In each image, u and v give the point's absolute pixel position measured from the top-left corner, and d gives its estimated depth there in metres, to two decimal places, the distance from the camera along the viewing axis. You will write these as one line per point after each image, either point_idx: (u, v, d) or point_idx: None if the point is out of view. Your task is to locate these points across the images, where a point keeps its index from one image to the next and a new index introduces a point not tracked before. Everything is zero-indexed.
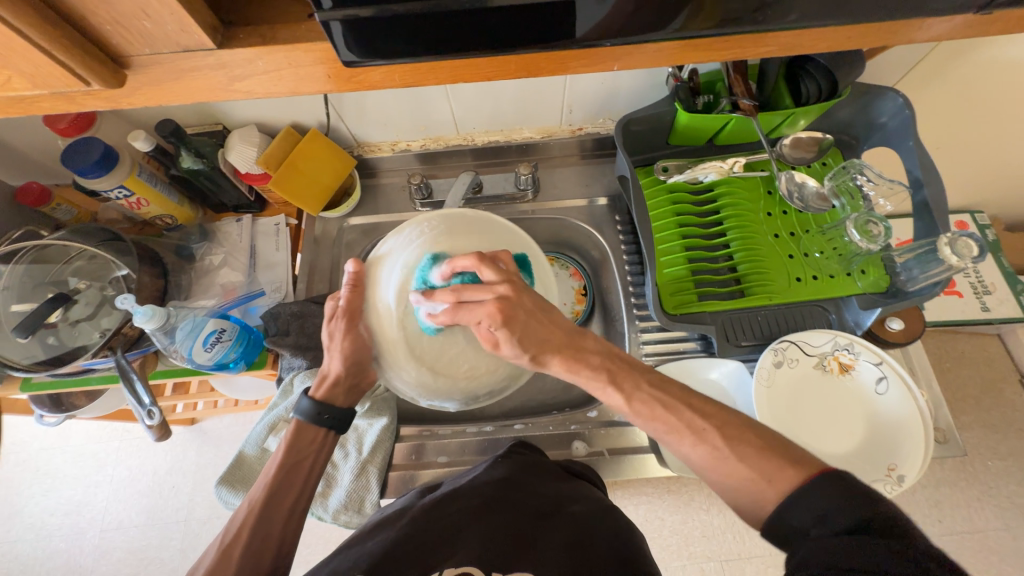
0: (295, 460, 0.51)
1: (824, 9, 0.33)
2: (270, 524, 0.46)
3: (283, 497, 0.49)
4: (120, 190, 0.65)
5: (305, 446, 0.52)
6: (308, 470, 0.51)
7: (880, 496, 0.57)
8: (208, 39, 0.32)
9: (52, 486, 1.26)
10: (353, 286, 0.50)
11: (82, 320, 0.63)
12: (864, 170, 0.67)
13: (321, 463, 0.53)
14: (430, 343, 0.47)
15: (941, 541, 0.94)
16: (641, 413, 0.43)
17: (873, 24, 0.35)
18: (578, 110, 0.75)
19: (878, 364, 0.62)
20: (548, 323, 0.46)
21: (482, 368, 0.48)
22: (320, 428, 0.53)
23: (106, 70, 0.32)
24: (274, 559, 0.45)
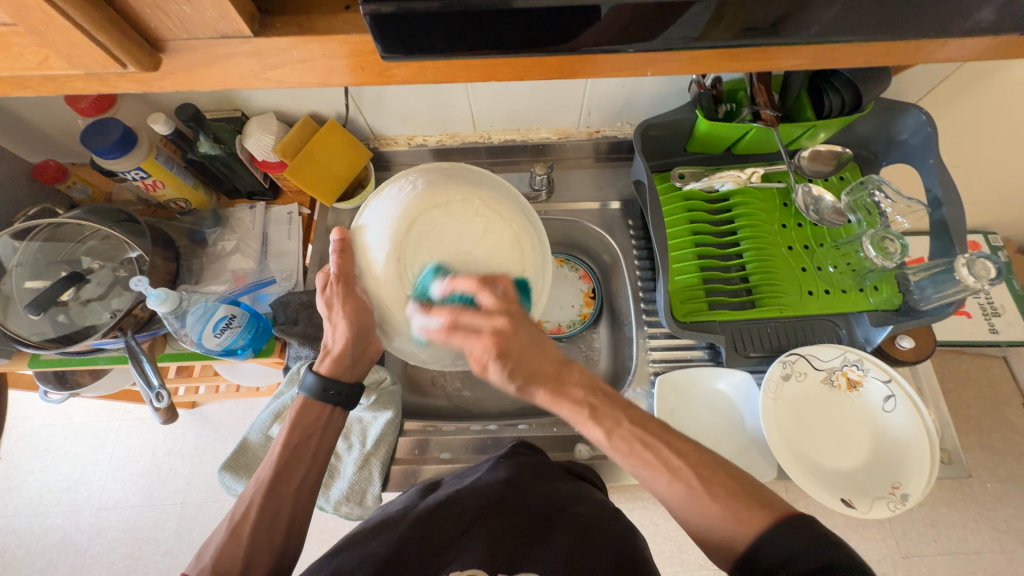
0: (302, 437, 0.51)
1: (864, 24, 0.33)
2: (280, 501, 0.47)
3: (292, 472, 0.49)
4: (137, 171, 0.66)
5: (312, 422, 0.52)
6: (314, 448, 0.52)
7: (883, 514, 0.57)
8: (244, 26, 0.32)
9: (52, 462, 1.27)
10: (340, 253, 0.49)
11: (93, 300, 0.64)
12: (883, 186, 0.67)
13: (328, 439, 0.53)
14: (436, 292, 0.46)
15: (937, 561, 0.94)
16: (622, 451, 0.44)
17: (912, 41, 0.35)
18: (596, 113, 0.75)
19: (886, 382, 0.62)
20: (541, 356, 0.46)
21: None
22: (326, 403, 0.53)
23: (141, 53, 0.32)
24: (285, 537, 0.46)
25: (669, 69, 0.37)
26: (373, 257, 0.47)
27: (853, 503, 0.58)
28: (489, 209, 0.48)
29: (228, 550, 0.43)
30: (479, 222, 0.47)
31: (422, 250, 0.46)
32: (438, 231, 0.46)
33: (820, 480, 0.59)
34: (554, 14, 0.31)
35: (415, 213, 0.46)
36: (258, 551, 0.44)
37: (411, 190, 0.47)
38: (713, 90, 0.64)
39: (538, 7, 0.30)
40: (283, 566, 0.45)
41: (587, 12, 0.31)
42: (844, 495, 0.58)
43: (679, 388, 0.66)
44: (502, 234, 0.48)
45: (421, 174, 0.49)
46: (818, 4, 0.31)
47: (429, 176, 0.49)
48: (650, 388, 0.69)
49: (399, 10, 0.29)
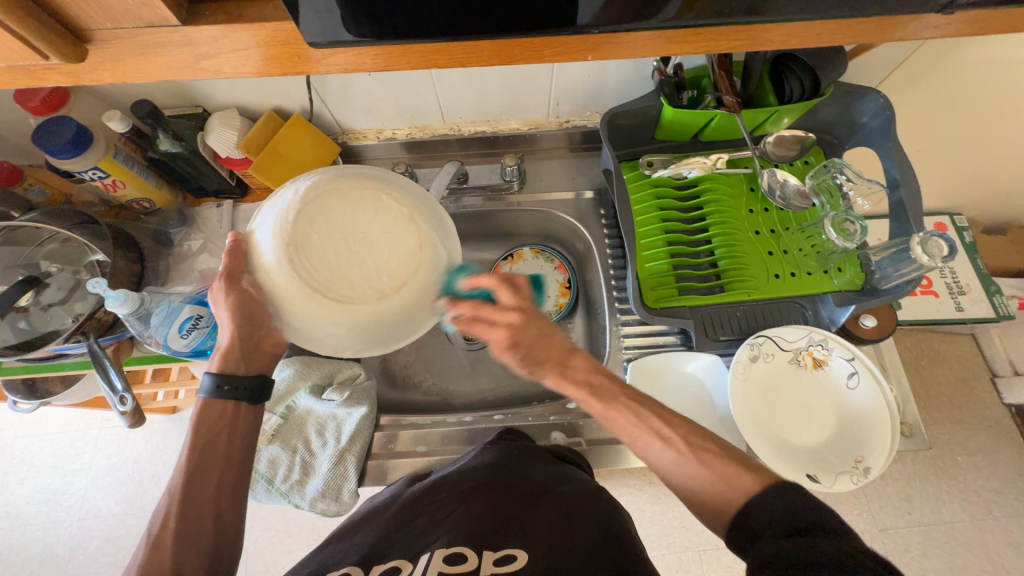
0: (208, 440, 0.50)
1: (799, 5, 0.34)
2: (197, 506, 0.47)
3: (205, 477, 0.48)
4: (95, 171, 0.64)
5: (216, 421, 0.51)
6: (224, 447, 0.50)
7: (847, 487, 0.59)
8: (171, 14, 0.31)
9: (29, 473, 1.24)
10: (233, 252, 0.48)
11: (54, 304, 0.62)
12: (844, 169, 0.68)
13: (239, 433, 0.51)
14: (338, 277, 0.43)
15: (910, 532, 0.97)
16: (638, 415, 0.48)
17: (856, 19, 0.35)
18: (565, 103, 0.75)
19: (850, 360, 0.63)
20: (547, 344, 0.50)
21: (391, 291, 0.44)
22: (227, 401, 0.51)
23: (65, 44, 0.31)
24: (214, 540, 0.47)
25: (635, 53, 0.37)
26: (256, 249, 0.45)
27: (818, 478, 0.59)
28: (375, 189, 0.46)
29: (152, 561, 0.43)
30: (373, 205, 0.45)
31: (315, 235, 0.43)
32: (332, 214, 0.44)
33: (787, 457, 0.60)
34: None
35: (301, 200, 0.44)
36: (186, 558, 0.44)
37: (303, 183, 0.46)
38: (674, 76, 0.65)
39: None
40: (216, 568, 0.46)
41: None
42: (809, 471, 0.59)
43: (653, 373, 0.66)
44: (395, 212, 0.46)
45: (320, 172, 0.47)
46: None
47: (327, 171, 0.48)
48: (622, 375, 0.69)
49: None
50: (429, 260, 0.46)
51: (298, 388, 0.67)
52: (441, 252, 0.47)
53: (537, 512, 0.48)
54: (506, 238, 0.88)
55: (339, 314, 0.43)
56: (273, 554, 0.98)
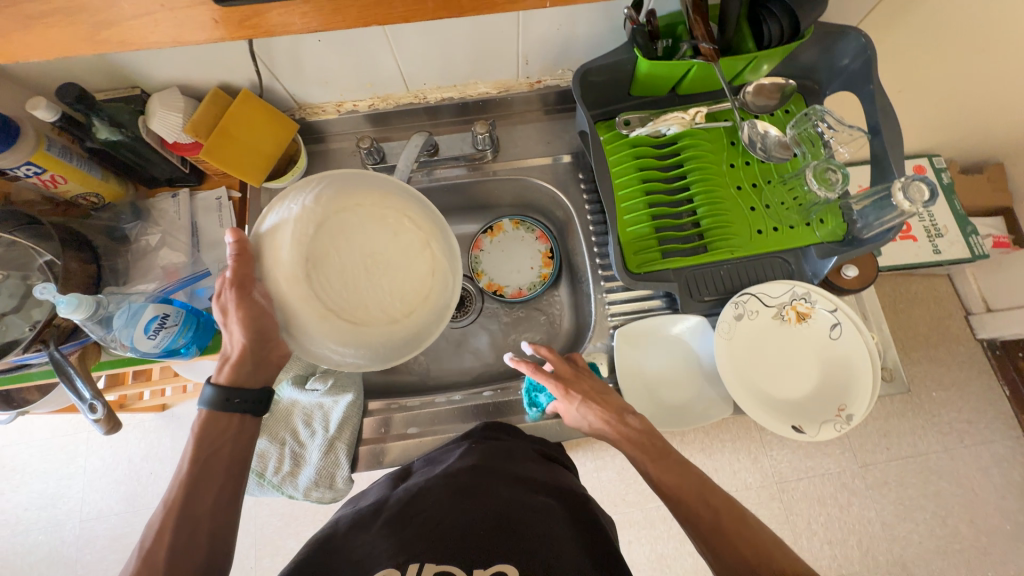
0: (210, 452, 0.48)
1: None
2: (192, 523, 0.45)
3: (205, 493, 0.46)
4: (28, 167, 0.59)
5: (219, 434, 0.49)
6: (226, 460, 0.48)
7: (830, 435, 0.60)
8: None
9: (22, 481, 1.23)
10: (237, 256, 0.48)
11: (7, 313, 0.58)
12: (825, 116, 0.66)
13: (242, 448, 0.50)
14: (352, 300, 0.49)
15: (888, 466, 1.02)
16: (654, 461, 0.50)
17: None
18: (535, 61, 0.70)
19: (833, 311, 0.64)
20: (603, 402, 0.56)
21: (400, 315, 0.52)
22: (232, 414, 0.49)
23: None
24: (208, 555, 0.45)
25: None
26: (273, 256, 0.47)
27: (804, 429, 0.61)
28: (396, 212, 0.54)
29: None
30: (389, 226, 0.53)
31: (334, 253, 0.50)
32: (352, 233, 0.51)
33: (774, 411, 0.61)
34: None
35: (325, 217, 0.49)
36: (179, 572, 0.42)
37: (325, 191, 0.50)
38: (648, 25, 0.59)
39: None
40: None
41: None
42: (795, 423, 0.61)
43: (638, 338, 0.66)
44: (411, 236, 0.54)
45: (328, 178, 0.51)
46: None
47: (338, 181, 0.51)
48: (610, 342, 0.69)
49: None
50: (440, 286, 0.54)
51: (280, 379, 0.65)
52: (448, 277, 0.55)
53: (526, 516, 0.48)
54: (485, 211, 0.85)
55: (351, 334, 0.48)
56: (280, 538, 1.00)
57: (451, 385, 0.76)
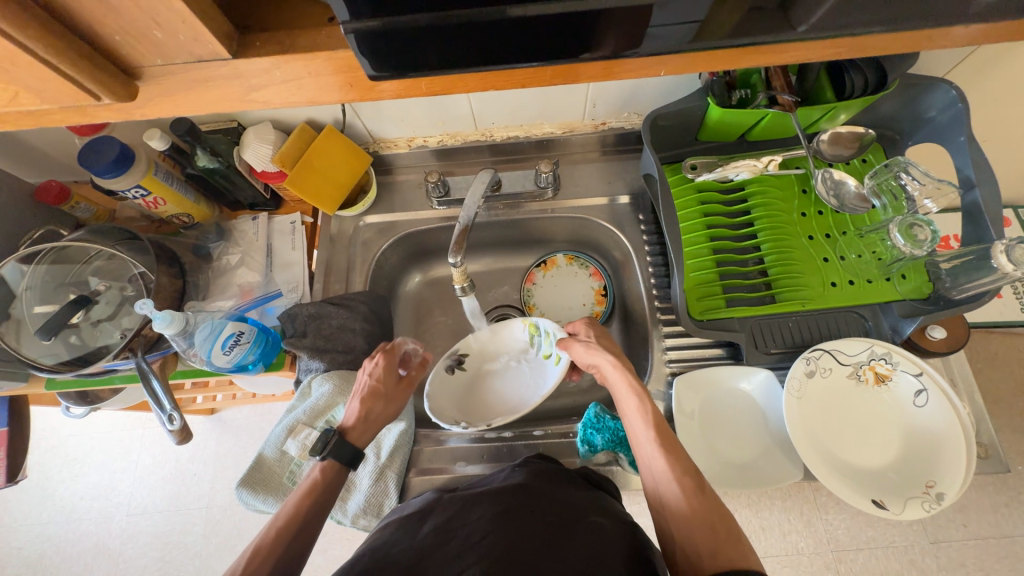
0: (315, 499, 0.52)
1: (893, 13, 0.30)
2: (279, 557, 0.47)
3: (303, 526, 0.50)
4: (138, 189, 0.65)
5: (328, 484, 0.54)
6: (315, 508, 0.51)
7: (917, 514, 0.54)
8: (222, 49, 0.30)
9: (81, 471, 1.30)
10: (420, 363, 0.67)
11: (103, 320, 0.64)
12: (909, 168, 0.63)
13: (328, 498, 0.53)
14: (464, 394, 0.72)
15: (966, 546, 0.90)
16: (654, 428, 0.53)
17: (959, 27, 0.32)
18: (602, 105, 0.72)
19: (918, 376, 0.58)
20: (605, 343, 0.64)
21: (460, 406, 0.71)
22: (334, 468, 0.55)
23: (116, 83, 0.31)
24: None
25: (710, 68, 0.35)
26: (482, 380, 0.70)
27: (885, 505, 0.55)
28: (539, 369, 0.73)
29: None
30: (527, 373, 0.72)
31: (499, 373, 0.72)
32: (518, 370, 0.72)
33: (849, 481, 0.56)
34: (593, 19, 0.29)
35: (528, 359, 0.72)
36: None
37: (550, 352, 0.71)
38: (725, 76, 0.62)
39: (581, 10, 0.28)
40: None
41: (632, 13, 0.29)
42: (874, 497, 0.56)
43: (699, 387, 0.64)
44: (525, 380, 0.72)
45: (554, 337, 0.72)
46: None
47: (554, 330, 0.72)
48: (667, 390, 0.66)
49: (430, 21, 0.28)
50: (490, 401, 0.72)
51: (337, 403, 0.65)
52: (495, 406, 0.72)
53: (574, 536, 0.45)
54: (539, 245, 0.86)
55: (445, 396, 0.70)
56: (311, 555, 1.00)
57: None
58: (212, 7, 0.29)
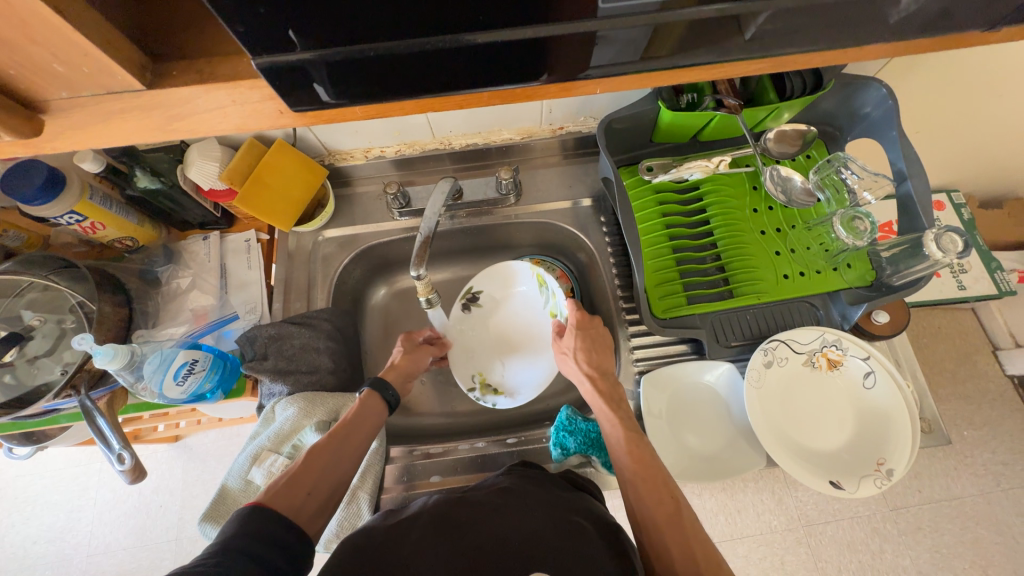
0: (367, 414, 0.59)
1: (814, 33, 0.32)
2: (332, 464, 0.53)
3: (355, 436, 0.56)
4: (71, 215, 0.60)
5: (372, 410, 0.59)
6: (366, 425, 0.58)
7: (870, 491, 0.57)
8: (134, 80, 0.29)
9: (33, 513, 1.21)
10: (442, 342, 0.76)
11: (41, 356, 0.60)
12: (849, 163, 0.66)
13: (374, 418, 0.59)
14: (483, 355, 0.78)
15: (920, 509, 0.96)
16: (633, 455, 0.54)
17: (873, 46, 0.34)
18: (559, 110, 0.72)
19: (866, 359, 0.62)
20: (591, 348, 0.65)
21: (478, 364, 0.77)
22: (383, 399, 0.61)
23: (18, 120, 0.29)
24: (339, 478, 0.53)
25: (644, 83, 0.35)
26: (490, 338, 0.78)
27: (842, 485, 0.58)
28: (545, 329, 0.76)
29: (288, 497, 0.48)
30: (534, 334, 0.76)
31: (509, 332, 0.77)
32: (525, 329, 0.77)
33: (809, 464, 0.59)
34: (518, 47, 0.29)
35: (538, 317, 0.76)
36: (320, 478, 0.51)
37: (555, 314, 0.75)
38: None
39: (500, 41, 0.29)
40: (329, 484, 0.51)
41: (566, 40, 0.29)
42: (832, 477, 0.58)
43: (668, 383, 0.65)
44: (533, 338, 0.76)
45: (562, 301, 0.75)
46: (772, 9, 0.30)
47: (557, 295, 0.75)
48: (635, 388, 0.68)
49: (348, 54, 0.28)
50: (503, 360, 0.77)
51: (303, 426, 0.63)
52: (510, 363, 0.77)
53: (557, 537, 0.45)
54: (506, 250, 0.86)
55: (462, 352, 0.77)
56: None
57: (473, 429, 0.76)
58: (120, 36, 0.28)
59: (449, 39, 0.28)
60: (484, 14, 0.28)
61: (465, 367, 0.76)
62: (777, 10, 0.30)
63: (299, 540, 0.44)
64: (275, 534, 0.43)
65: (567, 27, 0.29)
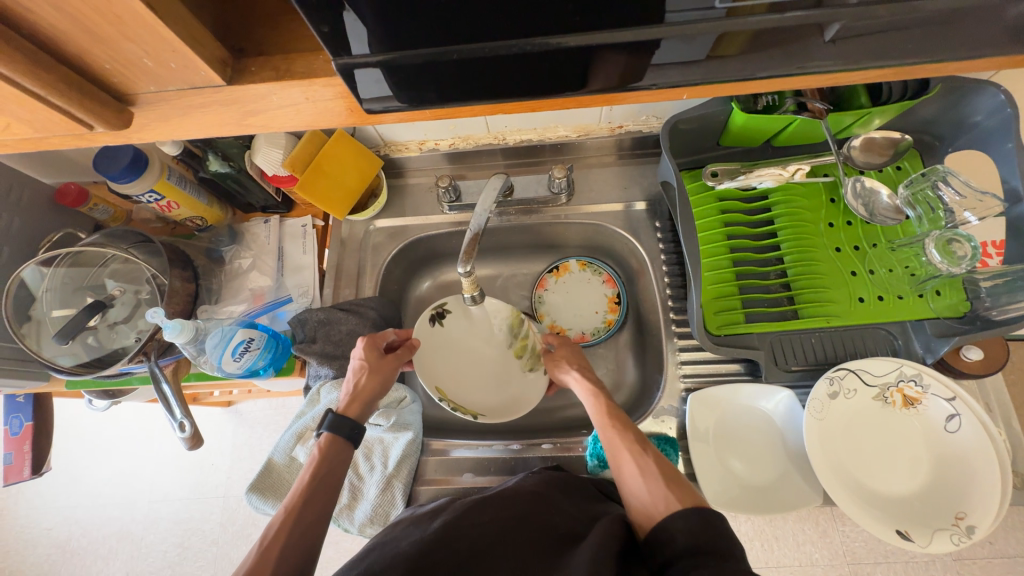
0: (328, 468, 0.52)
1: (917, 43, 0.29)
2: (293, 545, 0.46)
3: (313, 505, 0.49)
4: (151, 194, 0.64)
5: (334, 459, 0.53)
6: (325, 484, 0.51)
7: (944, 548, 0.51)
8: (214, 76, 0.30)
9: (105, 457, 1.34)
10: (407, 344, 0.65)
11: (120, 322, 0.65)
12: (949, 179, 0.59)
13: (333, 471, 0.52)
14: (449, 367, 0.69)
15: (992, 565, 0.85)
16: (607, 411, 0.56)
17: (990, 58, 0.30)
18: (619, 108, 0.69)
19: (950, 400, 0.55)
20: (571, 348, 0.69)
21: (445, 378, 0.67)
22: (345, 442, 0.55)
23: (110, 112, 0.31)
24: (303, 560, 0.46)
25: (727, 86, 0.32)
26: (462, 354, 0.70)
27: (910, 536, 0.52)
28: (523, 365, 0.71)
29: None
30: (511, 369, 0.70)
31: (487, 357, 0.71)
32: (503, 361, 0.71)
33: (872, 509, 0.54)
34: (591, 54, 0.28)
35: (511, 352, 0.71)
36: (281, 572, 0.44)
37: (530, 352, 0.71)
38: None
39: (580, 45, 0.27)
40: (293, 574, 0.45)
41: (635, 47, 0.28)
42: (898, 527, 0.53)
43: (716, 404, 0.62)
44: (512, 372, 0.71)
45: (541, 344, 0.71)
46: (873, 13, 0.27)
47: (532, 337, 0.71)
48: (680, 406, 0.64)
49: (427, 57, 0.27)
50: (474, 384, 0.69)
51: None
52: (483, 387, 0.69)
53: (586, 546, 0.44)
54: (552, 250, 0.84)
55: (427, 362, 0.67)
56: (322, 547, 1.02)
57: (507, 428, 0.76)
58: (205, 32, 0.29)
59: (520, 43, 0.27)
60: (560, 15, 0.26)
61: (429, 377, 0.66)
62: (885, 12, 0.27)
63: None
64: None
65: (647, 30, 0.27)
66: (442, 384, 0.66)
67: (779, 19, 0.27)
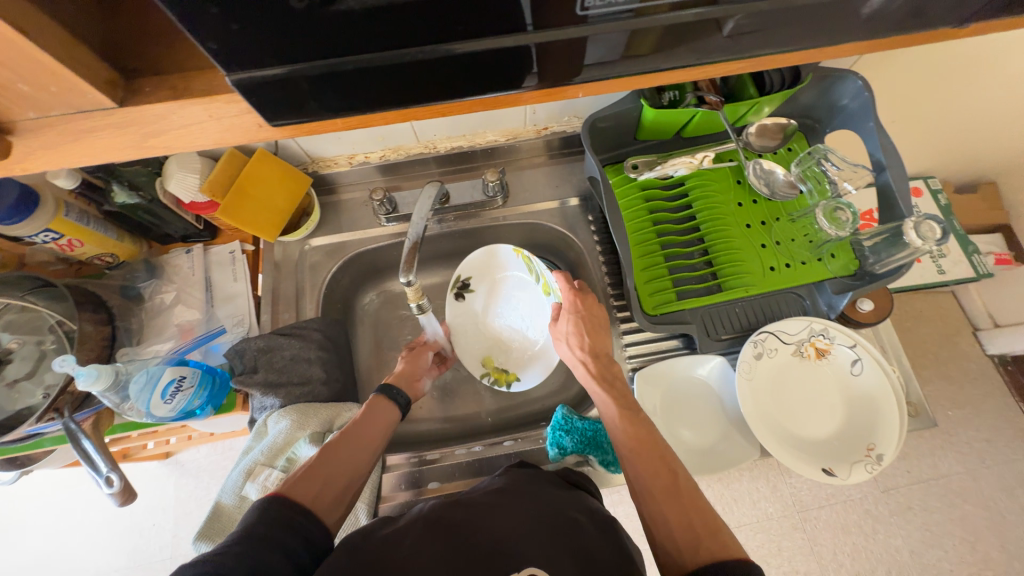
0: (384, 411, 0.62)
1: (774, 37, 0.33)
2: (347, 459, 0.55)
3: (367, 436, 0.58)
4: (45, 233, 0.58)
5: (386, 410, 0.62)
6: (375, 427, 0.60)
7: (862, 477, 0.58)
8: (102, 97, 0.28)
9: (20, 538, 1.18)
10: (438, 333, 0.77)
11: (21, 380, 0.58)
12: (829, 155, 0.67)
13: (385, 417, 0.61)
14: (480, 344, 0.78)
15: (911, 490, 0.97)
16: (629, 432, 0.54)
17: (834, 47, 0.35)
18: (542, 110, 0.72)
19: (852, 347, 0.63)
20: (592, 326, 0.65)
21: (478, 354, 0.77)
22: (396, 401, 0.63)
23: None
24: (353, 474, 0.54)
25: (625, 84, 0.35)
26: (485, 327, 0.78)
27: (834, 472, 0.59)
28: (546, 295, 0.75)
29: (305, 486, 0.50)
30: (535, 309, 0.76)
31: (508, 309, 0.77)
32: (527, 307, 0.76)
33: (801, 453, 0.60)
34: (491, 58, 0.29)
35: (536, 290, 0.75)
36: (335, 474, 0.53)
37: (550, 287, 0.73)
38: None
39: (481, 51, 0.29)
40: (342, 480, 0.53)
41: (548, 47, 0.29)
42: (824, 465, 0.59)
43: (659, 378, 0.66)
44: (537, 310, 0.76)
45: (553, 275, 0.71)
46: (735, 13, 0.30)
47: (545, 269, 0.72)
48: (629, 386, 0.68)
49: (331, 68, 0.28)
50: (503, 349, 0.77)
51: (297, 437, 0.62)
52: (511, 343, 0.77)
53: (557, 540, 0.44)
54: None
55: (462, 345, 0.78)
56: None
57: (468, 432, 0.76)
58: (88, 53, 0.27)
59: (423, 51, 0.28)
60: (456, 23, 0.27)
61: (472, 357, 0.77)
62: (753, 10, 0.30)
63: (313, 529, 0.47)
64: (287, 523, 0.45)
65: (542, 35, 0.29)
66: (482, 364, 0.77)
67: (673, 17, 0.30)
